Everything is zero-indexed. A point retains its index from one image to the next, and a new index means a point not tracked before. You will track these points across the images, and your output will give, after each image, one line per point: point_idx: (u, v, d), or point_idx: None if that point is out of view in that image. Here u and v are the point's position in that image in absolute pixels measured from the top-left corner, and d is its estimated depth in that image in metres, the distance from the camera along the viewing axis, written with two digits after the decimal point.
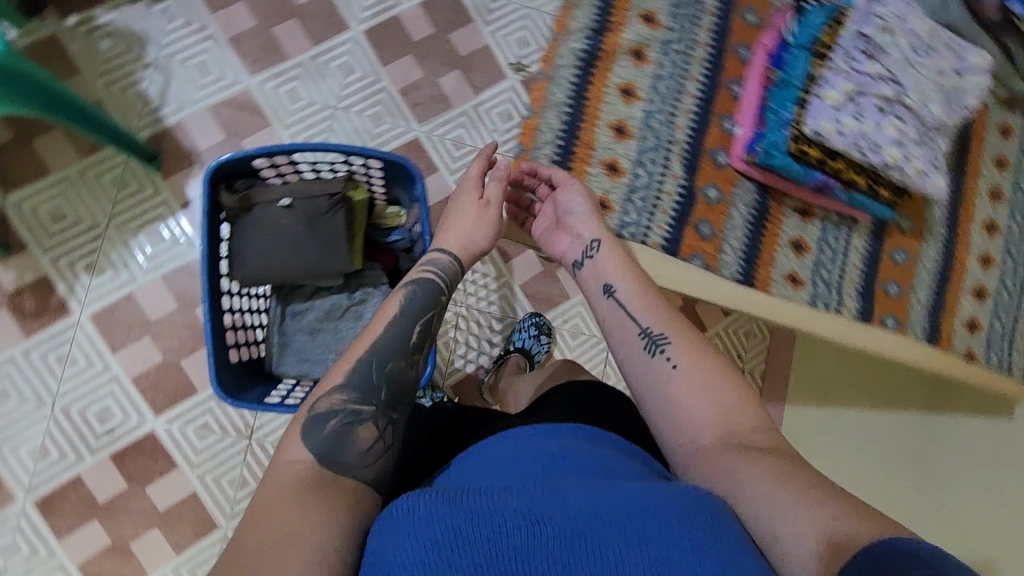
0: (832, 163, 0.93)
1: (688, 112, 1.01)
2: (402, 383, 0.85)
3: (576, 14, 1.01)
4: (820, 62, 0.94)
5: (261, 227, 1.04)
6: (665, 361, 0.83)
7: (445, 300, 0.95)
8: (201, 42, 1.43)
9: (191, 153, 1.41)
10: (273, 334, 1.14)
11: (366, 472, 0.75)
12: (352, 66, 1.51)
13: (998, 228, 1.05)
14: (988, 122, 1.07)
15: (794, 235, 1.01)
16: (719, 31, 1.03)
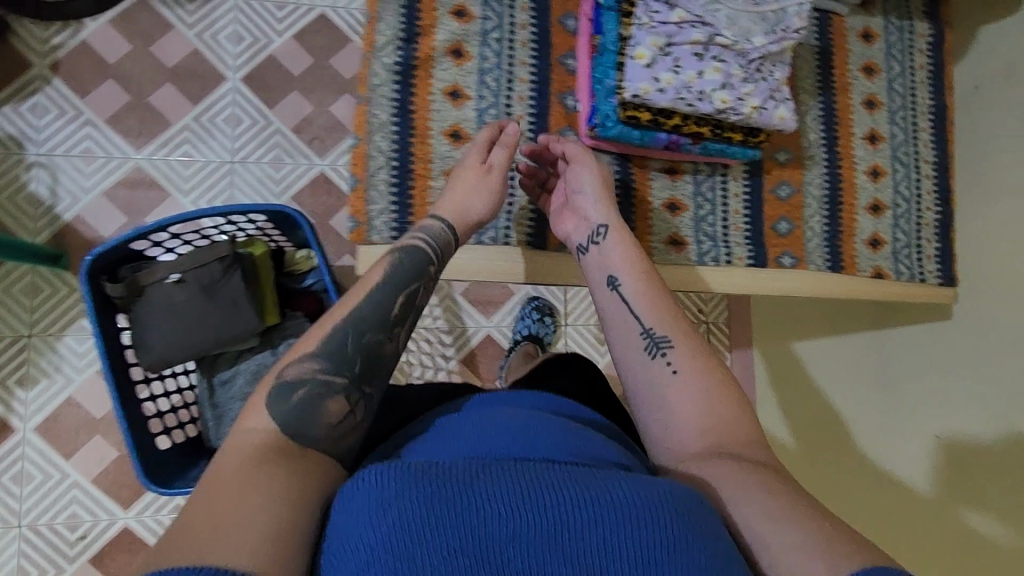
0: (668, 122, 0.87)
1: (525, 100, 0.96)
2: (379, 359, 0.75)
3: (380, 26, 0.90)
4: (628, 21, 0.86)
5: (157, 309, 1.01)
6: (664, 364, 0.78)
7: (434, 273, 0.84)
8: (79, 130, 1.40)
9: (96, 244, 1.38)
10: (205, 408, 1.11)
11: (333, 447, 0.67)
12: (238, 116, 1.47)
13: (881, 137, 1.01)
14: (846, 31, 1.00)
15: (667, 196, 0.96)
16: (537, 5, 0.96)
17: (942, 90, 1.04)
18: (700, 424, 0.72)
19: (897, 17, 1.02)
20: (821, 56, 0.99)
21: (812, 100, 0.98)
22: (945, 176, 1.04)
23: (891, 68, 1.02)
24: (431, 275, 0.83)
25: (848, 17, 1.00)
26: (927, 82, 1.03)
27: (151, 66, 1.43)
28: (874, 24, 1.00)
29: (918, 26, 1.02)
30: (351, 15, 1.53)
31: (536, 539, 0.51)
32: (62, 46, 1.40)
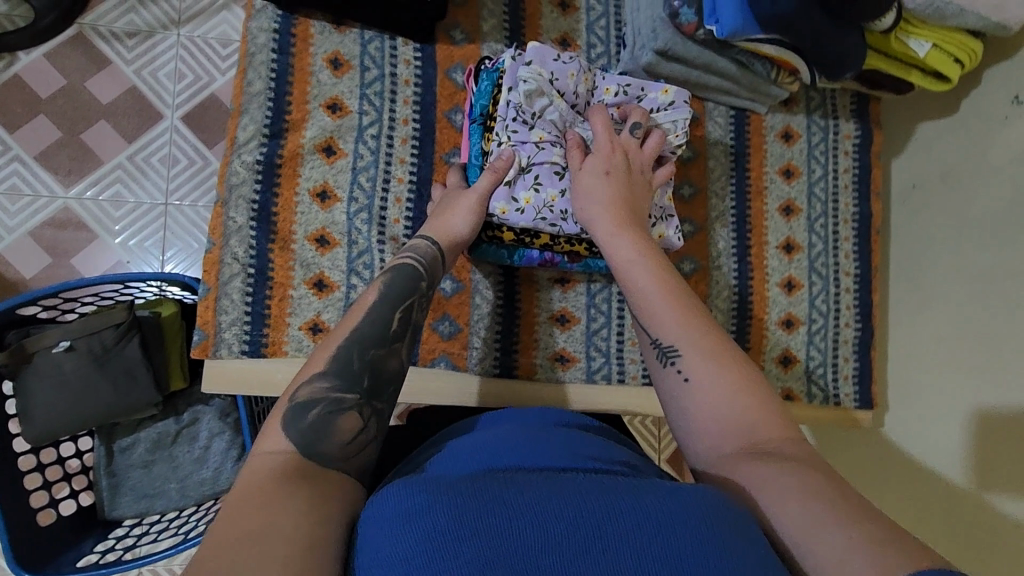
0: (536, 241, 0.85)
1: (402, 202, 0.90)
2: (388, 374, 0.66)
3: (242, 122, 0.86)
4: (489, 137, 0.85)
5: (43, 379, 0.96)
6: (675, 373, 0.64)
7: (427, 290, 0.76)
8: (7, 166, 1.35)
9: (17, 284, 1.34)
10: (100, 476, 1.05)
11: (349, 465, 0.57)
12: (175, 156, 1.42)
13: (798, 246, 0.96)
14: (763, 131, 0.95)
15: (557, 307, 0.93)
16: (421, 101, 0.91)
17: (867, 197, 0.98)
18: (723, 427, 0.59)
19: (822, 116, 0.97)
20: (735, 157, 0.95)
21: (721, 204, 0.94)
22: (867, 292, 0.98)
23: (811, 172, 0.97)
24: (423, 289, 0.74)
25: (766, 115, 0.96)
26: (851, 187, 0.98)
27: (86, 102, 1.39)
28: (795, 123, 0.96)
29: (844, 125, 0.98)
30: None
31: (574, 546, 0.43)
32: None
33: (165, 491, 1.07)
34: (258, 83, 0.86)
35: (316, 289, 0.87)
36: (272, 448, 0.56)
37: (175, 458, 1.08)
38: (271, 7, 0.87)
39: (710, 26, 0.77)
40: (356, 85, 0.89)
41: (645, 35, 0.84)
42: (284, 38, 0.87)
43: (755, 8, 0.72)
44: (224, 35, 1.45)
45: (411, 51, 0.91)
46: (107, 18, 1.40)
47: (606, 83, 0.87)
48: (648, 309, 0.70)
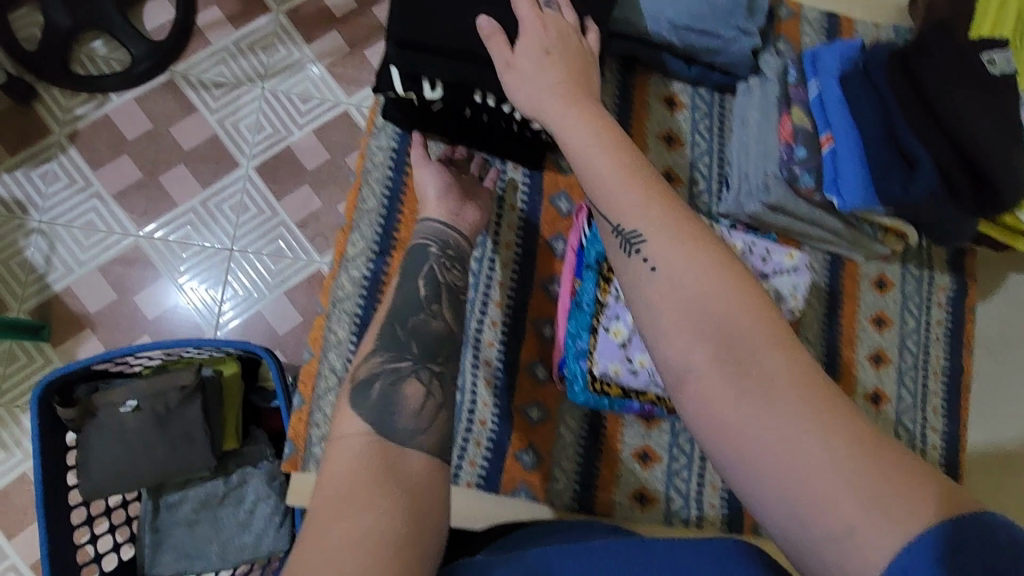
0: (641, 395, 0.81)
1: (498, 325, 0.85)
2: (431, 334, 0.68)
3: (354, 238, 0.88)
4: (605, 287, 0.82)
5: (106, 436, 0.97)
6: (641, 265, 0.54)
7: (443, 249, 0.75)
8: (85, 201, 1.40)
9: (81, 316, 1.37)
10: (145, 531, 1.05)
11: (430, 438, 0.60)
12: (245, 204, 1.45)
13: (886, 396, 0.86)
14: (857, 277, 0.88)
15: (638, 444, 0.87)
16: (524, 227, 0.89)
17: (959, 354, 0.90)
18: (710, 320, 0.50)
19: (916, 265, 0.90)
20: (829, 297, 0.87)
21: (813, 350, 0.86)
22: (953, 452, 0.88)
23: (904, 321, 0.89)
24: (434, 254, 0.74)
25: (863, 262, 0.89)
26: (942, 340, 0.90)
27: (168, 146, 1.44)
28: (889, 271, 0.89)
29: (939, 278, 0.90)
30: None
31: None
32: (83, 116, 1.42)
33: (205, 551, 1.07)
34: (371, 200, 0.89)
35: None
36: (353, 429, 0.58)
37: (220, 519, 1.08)
38: (392, 129, 0.90)
39: (832, 195, 0.80)
40: None
41: (754, 187, 0.82)
42: (400, 158, 0.90)
43: (882, 185, 0.76)
44: (305, 91, 1.49)
45: (520, 176, 0.91)
46: (197, 68, 1.46)
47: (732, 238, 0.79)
48: (609, 189, 0.58)
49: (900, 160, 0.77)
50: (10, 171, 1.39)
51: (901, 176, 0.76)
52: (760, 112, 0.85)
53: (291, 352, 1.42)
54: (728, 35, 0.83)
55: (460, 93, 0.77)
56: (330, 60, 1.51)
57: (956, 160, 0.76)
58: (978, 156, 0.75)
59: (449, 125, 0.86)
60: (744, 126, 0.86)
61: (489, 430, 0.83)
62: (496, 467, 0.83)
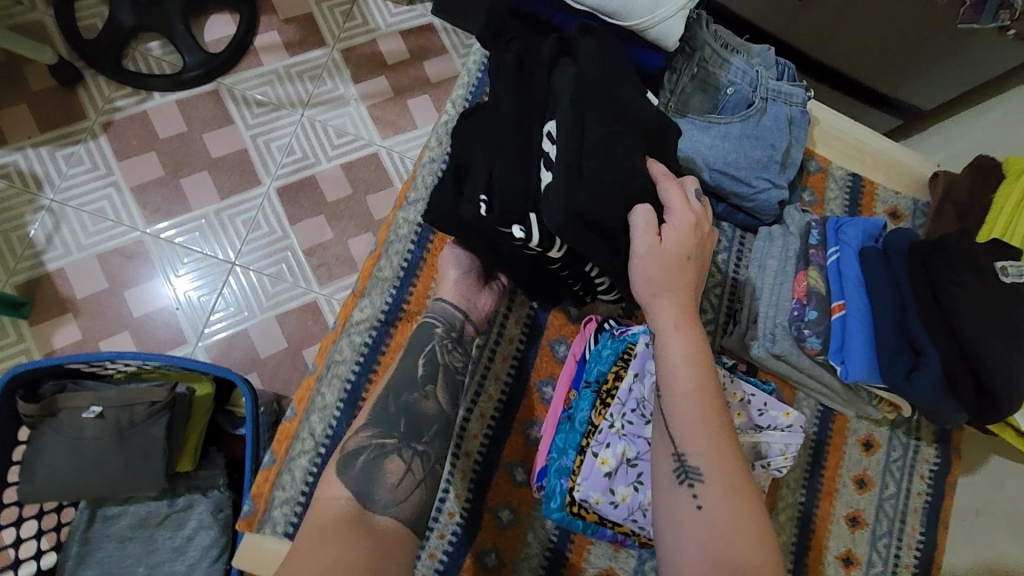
0: (615, 524, 0.77)
1: (486, 417, 0.85)
2: (423, 416, 0.75)
3: (361, 304, 0.88)
4: (601, 411, 0.79)
5: (61, 438, 0.94)
6: (689, 497, 0.64)
7: (443, 334, 0.81)
8: (102, 188, 1.41)
9: (66, 301, 1.35)
10: (73, 541, 1.02)
11: (400, 509, 0.67)
12: (258, 222, 1.45)
13: (857, 560, 0.85)
14: (845, 433, 0.89)
15: (603, 566, 0.83)
16: (530, 326, 0.90)
17: (934, 532, 0.89)
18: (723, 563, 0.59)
19: (905, 432, 0.90)
20: (815, 449, 0.88)
21: (791, 498, 0.85)
22: None
23: (885, 486, 0.88)
24: (439, 335, 0.81)
25: (854, 419, 0.89)
26: (921, 513, 0.89)
27: (198, 152, 1.46)
28: (878, 433, 0.89)
29: (924, 447, 0.90)
30: (403, 160, 1.54)
31: None
32: (121, 108, 1.45)
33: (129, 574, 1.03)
34: (388, 269, 0.90)
35: None
36: (333, 494, 0.67)
37: (154, 541, 1.04)
38: (422, 206, 0.93)
39: (835, 362, 0.80)
40: None
41: (762, 333, 0.85)
42: (425, 233, 0.91)
43: (886, 368, 0.77)
44: (343, 126, 1.53)
45: None
46: (245, 84, 1.50)
47: (735, 385, 0.78)
48: (680, 416, 0.68)
49: (908, 351, 0.77)
50: (35, 146, 1.40)
51: (907, 366, 0.76)
52: (779, 262, 0.89)
53: (268, 375, 1.39)
54: (759, 185, 0.87)
55: (575, 260, 0.77)
56: (373, 102, 1.55)
57: (965, 368, 0.75)
58: (985, 364, 0.73)
59: (521, 266, 0.82)
60: (760, 270, 0.90)
61: (455, 524, 0.81)
62: (456, 565, 0.81)
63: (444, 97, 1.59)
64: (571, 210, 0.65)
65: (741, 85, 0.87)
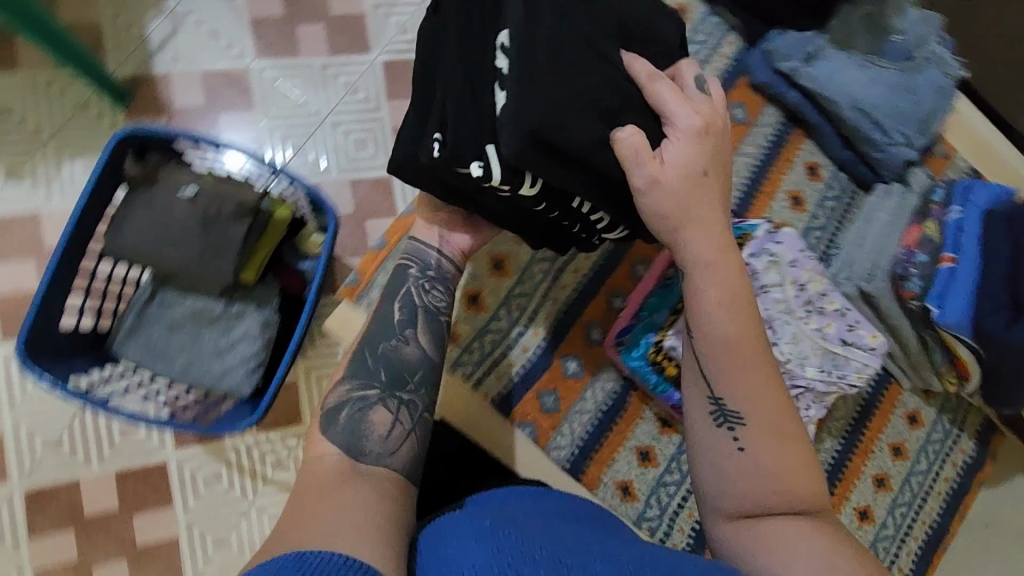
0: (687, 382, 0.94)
1: (578, 274, 1.06)
2: (402, 362, 0.87)
3: None
4: None
5: (152, 206, 0.98)
6: (731, 440, 0.77)
7: (415, 274, 0.94)
8: (223, 11, 1.44)
9: (163, 104, 1.39)
10: (131, 312, 1.06)
11: (390, 455, 0.78)
12: (358, 87, 1.48)
13: (872, 517, 1.00)
14: (895, 403, 1.06)
15: (644, 443, 1.02)
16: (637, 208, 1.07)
17: (952, 516, 1.03)
18: (774, 474, 0.74)
19: (950, 420, 1.06)
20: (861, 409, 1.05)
21: (828, 441, 1.01)
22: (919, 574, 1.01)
23: (918, 459, 1.04)
24: (414, 276, 0.94)
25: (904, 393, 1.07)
26: (943, 495, 1.04)
27: (320, 5, 1.48)
28: (925, 412, 1.06)
29: (963, 440, 1.06)
30: None
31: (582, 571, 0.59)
32: None
33: (171, 359, 1.07)
34: None
35: (472, 302, 1.04)
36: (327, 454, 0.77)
37: (201, 338, 1.08)
38: None
39: (933, 305, 0.94)
40: None
41: (859, 272, 1.01)
42: None
43: (987, 318, 0.91)
44: None
45: None
46: None
47: (834, 297, 0.96)
48: (716, 365, 0.79)
49: (1009, 302, 0.91)
50: None
51: (1007, 317, 0.90)
52: (893, 214, 1.06)
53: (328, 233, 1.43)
54: (893, 136, 1.07)
55: (558, 198, 0.80)
56: None
57: None
58: None
59: (504, 216, 0.86)
60: (865, 224, 1.07)
61: (528, 356, 1.03)
62: (521, 391, 1.02)
63: None
64: (523, 130, 0.66)
65: (909, 38, 1.10)
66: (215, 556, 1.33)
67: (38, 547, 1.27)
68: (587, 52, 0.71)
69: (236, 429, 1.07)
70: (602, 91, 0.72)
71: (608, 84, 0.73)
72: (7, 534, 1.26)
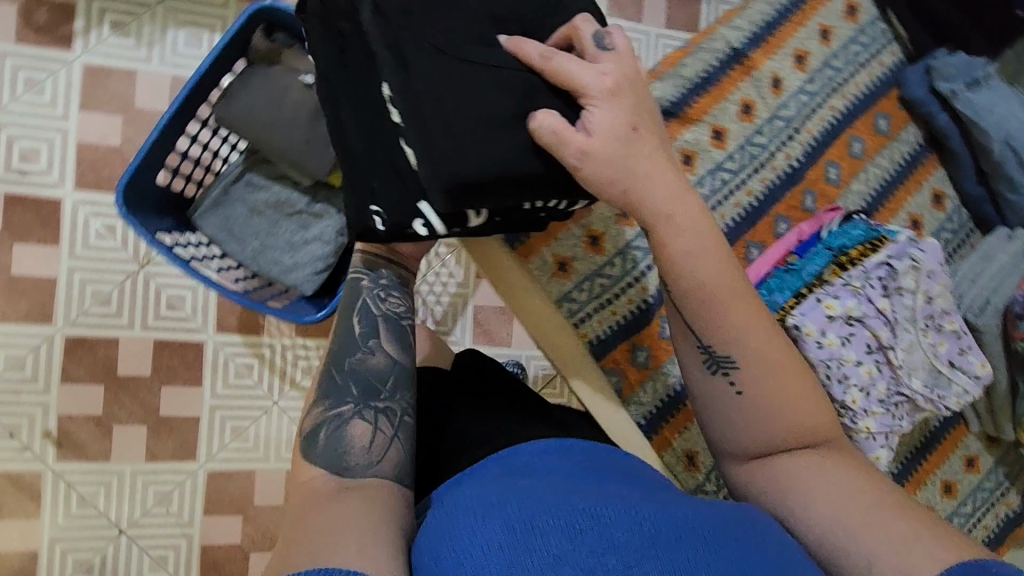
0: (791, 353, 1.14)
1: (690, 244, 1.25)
2: (371, 371, 0.90)
3: (688, 61, 1.27)
4: (837, 269, 1.16)
5: (269, 85, 0.98)
6: (730, 387, 0.87)
7: (370, 284, 0.97)
8: None
9: None
10: (218, 185, 1.08)
11: (375, 462, 0.82)
12: None
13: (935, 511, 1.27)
14: (960, 442, 1.33)
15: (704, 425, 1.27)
16: (782, 180, 1.29)
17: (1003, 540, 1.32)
18: (787, 422, 0.86)
19: (1006, 471, 1.34)
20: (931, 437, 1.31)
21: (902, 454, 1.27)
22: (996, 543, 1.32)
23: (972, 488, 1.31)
24: (368, 286, 0.97)
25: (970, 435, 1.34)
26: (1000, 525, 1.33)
27: None
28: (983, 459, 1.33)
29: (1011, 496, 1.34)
30: None
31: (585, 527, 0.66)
32: None
33: (245, 241, 1.09)
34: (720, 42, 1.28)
35: (592, 244, 1.24)
36: (312, 474, 0.80)
37: (277, 228, 1.09)
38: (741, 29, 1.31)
39: None
40: (740, 137, 1.28)
41: (976, 305, 1.23)
42: (733, 61, 1.28)
43: None
44: None
45: (805, 141, 1.31)
46: None
47: (954, 320, 1.18)
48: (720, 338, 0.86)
49: None
50: None
51: None
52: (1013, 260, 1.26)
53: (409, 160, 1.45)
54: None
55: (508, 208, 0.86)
56: None
57: None
58: None
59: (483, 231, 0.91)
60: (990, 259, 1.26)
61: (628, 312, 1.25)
62: (618, 342, 1.25)
63: (680, 9, 1.65)
64: (441, 181, 0.75)
65: None
66: (234, 443, 1.37)
67: (68, 394, 1.29)
68: (463, 66, 0.75)
69: (294, 321, 1.09)
70: (493, 99, 0.75)
71: (498, 86, 0.75)
72: (40, 375, 1.27)
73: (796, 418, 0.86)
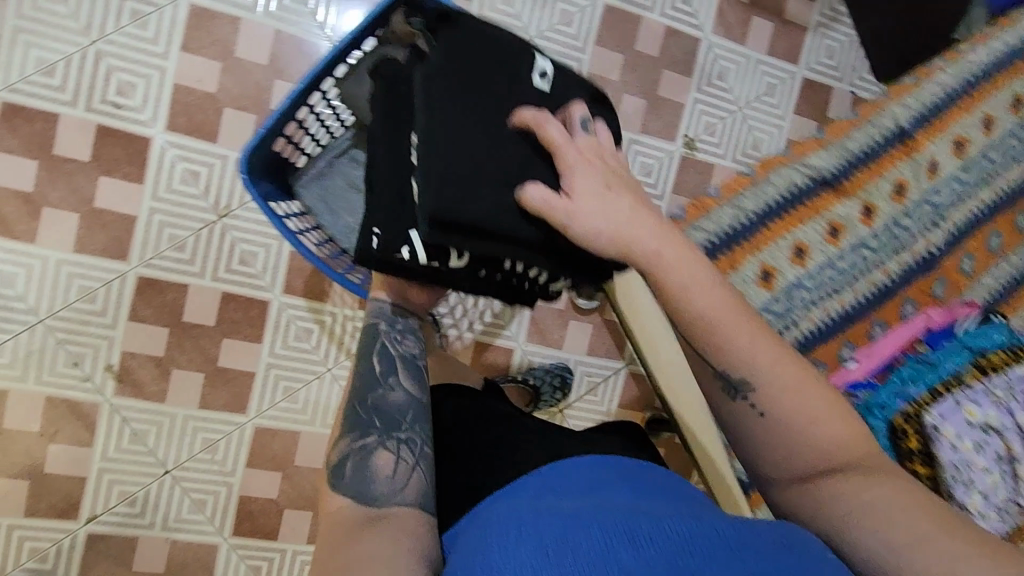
0: (910, 440, 1.30)
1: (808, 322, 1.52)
2: (393, 407, 0.89)
3: (815, 162, 1.56)
4: (971, 377, 1.33)
5: None
6: (753, 412, 0.80)
7: (387, 330, 0.97)
8: None
9: None
10: (323, 156, 1.10)
11: (401, 492, 0.79)
12: (572, 20, 1.46)
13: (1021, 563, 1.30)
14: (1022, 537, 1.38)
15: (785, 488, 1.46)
16: (883, 284, 1.54)
17: None
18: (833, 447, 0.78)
19: None
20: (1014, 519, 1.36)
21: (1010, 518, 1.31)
22: None
23: None
24: (385, 330, 0.97)
25: None
26: None
27: None
28: None
29: None
30: (711, 61, 1.57)
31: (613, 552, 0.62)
32: None
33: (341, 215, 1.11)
34: (839, 155, 1.56)
35: None
36: (341, 505, 0.78)
37: None
38: (861, 139, 1.57)
39: None
40: (853, 236, 1.54)
41: None
42: (860, 163, 1.56)
43: None
44: None
45: (912, 250, 1.55)
46: None
47: None
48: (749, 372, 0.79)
49: None
50: None
51: None
52: None
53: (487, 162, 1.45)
54: None
55: (491, 260, 0.85)
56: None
57: None
58: None
59: (468, 284, 0.88)
60: None
61: None
62: None
63: (783, 37, 1.61)
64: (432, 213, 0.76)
65: None
66: (284, 402, 1.39)
67: (133, 332, 1.30)
68: (474, 121, 0.80)
69: None
70: (498, 153, 0.79)
71: (504, 144, 0.81)
72: (109, 310, 1.28)
73: (826, 434, 0.78)
